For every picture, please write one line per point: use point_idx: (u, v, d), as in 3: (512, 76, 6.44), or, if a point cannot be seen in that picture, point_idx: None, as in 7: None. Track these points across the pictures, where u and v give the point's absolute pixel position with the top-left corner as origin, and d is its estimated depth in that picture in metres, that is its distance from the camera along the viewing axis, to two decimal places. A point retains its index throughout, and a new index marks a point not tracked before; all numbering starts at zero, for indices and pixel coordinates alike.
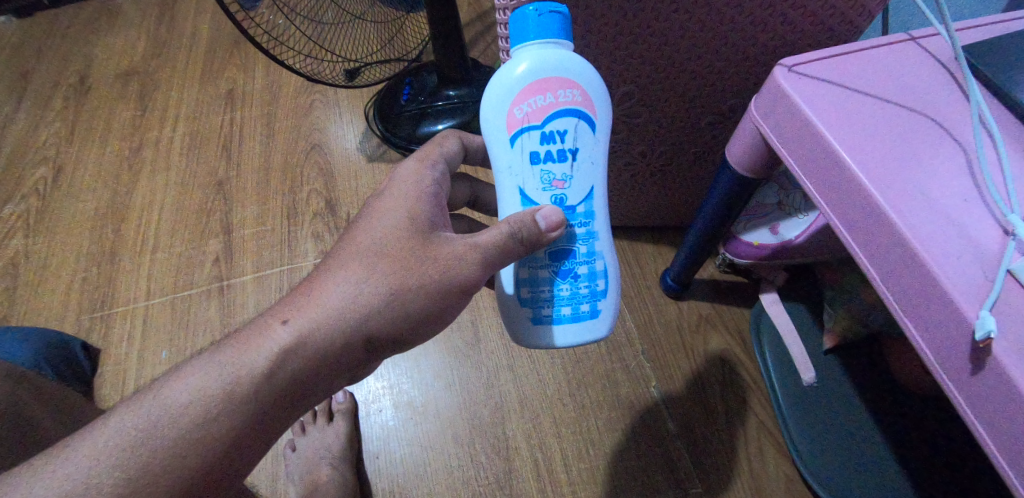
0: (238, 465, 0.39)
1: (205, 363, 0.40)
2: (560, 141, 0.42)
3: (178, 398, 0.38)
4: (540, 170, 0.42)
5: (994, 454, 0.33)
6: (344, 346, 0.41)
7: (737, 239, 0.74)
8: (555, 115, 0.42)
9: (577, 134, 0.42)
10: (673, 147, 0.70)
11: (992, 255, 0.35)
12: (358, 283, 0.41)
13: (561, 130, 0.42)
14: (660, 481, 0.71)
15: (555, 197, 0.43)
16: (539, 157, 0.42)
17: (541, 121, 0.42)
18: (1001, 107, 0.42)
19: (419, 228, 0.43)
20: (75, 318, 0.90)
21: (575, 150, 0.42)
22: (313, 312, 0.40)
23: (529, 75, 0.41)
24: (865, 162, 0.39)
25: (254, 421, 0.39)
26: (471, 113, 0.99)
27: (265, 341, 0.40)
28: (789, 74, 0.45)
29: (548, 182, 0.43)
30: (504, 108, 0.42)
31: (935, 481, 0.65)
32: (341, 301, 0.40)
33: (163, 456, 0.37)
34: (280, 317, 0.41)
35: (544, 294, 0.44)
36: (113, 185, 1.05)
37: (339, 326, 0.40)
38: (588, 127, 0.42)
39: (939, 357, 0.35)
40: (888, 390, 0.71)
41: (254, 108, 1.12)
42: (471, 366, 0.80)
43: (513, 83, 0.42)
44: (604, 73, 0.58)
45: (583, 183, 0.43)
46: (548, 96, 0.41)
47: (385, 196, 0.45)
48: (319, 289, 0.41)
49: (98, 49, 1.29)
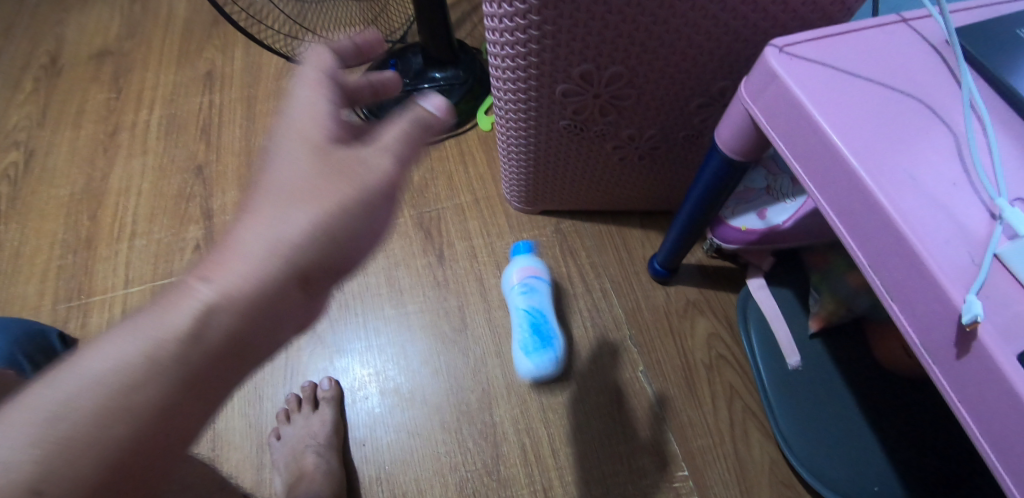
0: (172, 452, 0.31)
1: (95, 346, 0.30)
2: (527, 288, 0.78)
3: (69, 386, 0.29)
4: (519, 306, 0.78)
5: (976, 437, 0.33)
6: (292, 289, 0.34)
7: (725, 224, 0.73)
8: (529, 270, 0.80)
9: (535, 283, 0.79)
10: (661, 130, 0.69)
11: (980, 239, 0.35)
12: (278, 217, 0.33)
13: (531, 279, 0.79)
14: (647, 464, 0.71)
15: (527, 314, 0.77)
16: (521, 288, 0.79)
17: (523, 272, 0.80)
18: (989, 90, 0.42)
19: (319, 145, 0.35)
20: (51, 307, 0.87)
21: (534, 291, 0.78)
22: (232, 265, 0.33)
23: (514, 266, 0.80)
24: (856, 145, 0.39)
25: (177, 398, 0.31)
26: (457, 96, 0.98)
27: (181, 314, 0.31)
28: (781, 55, 0.43)
29: (522, 307, 0.77)
30: (507, 281, 0.81)
31: (913, 461, 0.66)
32: (263, 244, 0.33)
33: (65, 451, 0.28)
34: (198, 276, 0.33)
35: (522, 348, 0.75)
36: (88, 170, 1.02)
37: (268, 264, 0.33)
38: (541, 279, 0.80)
39: (925, 340, 0.35)
40: (870, 373, 0.72)
41: (234, 90, 1.09)
42: (459, 352, 0.80)
43: (508, 272, 0.81)
44: (592, 53, 0.57)
45: (542, 303, 0.78)
46: (521, 270, 0.79)
47: (279, 126, 0.36)
48: (234, 239, 0.34)
49: (69, 28, 1.24)
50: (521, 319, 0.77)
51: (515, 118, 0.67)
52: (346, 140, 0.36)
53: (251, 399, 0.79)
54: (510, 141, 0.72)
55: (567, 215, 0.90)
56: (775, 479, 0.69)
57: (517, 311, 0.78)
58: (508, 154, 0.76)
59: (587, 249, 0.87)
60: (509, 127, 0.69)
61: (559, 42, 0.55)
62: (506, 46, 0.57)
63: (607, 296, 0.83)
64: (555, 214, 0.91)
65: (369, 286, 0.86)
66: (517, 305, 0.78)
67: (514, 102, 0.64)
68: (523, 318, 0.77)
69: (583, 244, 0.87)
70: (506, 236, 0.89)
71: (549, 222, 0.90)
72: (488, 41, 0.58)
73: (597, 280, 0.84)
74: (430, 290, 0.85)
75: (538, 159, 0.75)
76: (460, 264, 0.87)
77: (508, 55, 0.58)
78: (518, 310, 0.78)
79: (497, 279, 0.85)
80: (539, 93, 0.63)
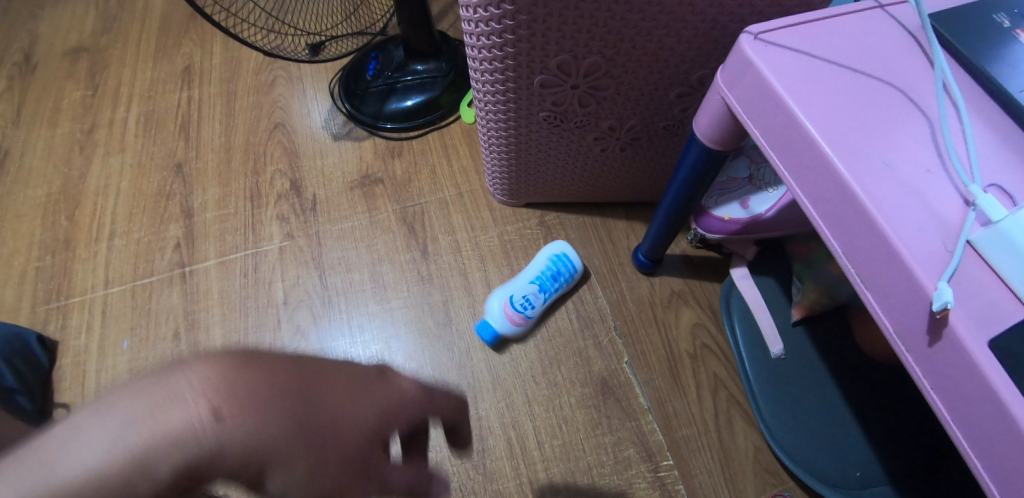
0: None
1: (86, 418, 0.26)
2: (518, 302, 0.78)
3: (81, 464, 0.25)
4: (527, 299, 0.78)
5: (948, 423, 0.33)
6: (255, 469, 0.28)
7: (709, 214, 0.73)
8: (503, 314, 0.77)
9: (505, 296, 0.78)
10: (643, 120, 0.68)
11: (953, 225, 0.35)
12: (288, 415, 0.29)
13: (516, 306, 0.77)
14: (632, 455, 0.71)
15: (531, 289, 0.78)
16: (527, 309, 0.78)
17: (510, 316, 0.77)
18: (964, 75, 0.42)
19: (360, 462, 0.30)
20: (29, 310, 0.86)
21: (513, 297, 0.78)
22: (247, 418, 0.28)
23: (505, 320, 0.77)
24: (830, 133, 0.38)
25: None
26: (439, 88, 0.97)
27: (187, 429, 0.26)
28: (756, 42, 0.43)
29: (528, 296, 0.78)
30: (524, 322, 0.78)
31: (894, 446, 0.67)
32: (271, 411, 0.28)
33: None
34: (208, 407, 0.27)
35: (564, 285, 0.80)
36: (64, 169, 1.00)
37: (258, 444, 0.28)
38: (497, 294, 0.79)
39: (898, 328, 0.35)
40: (852, 360, 0.72)
41: (213, 86, 1.07)
42: (444, 347, 0.79)
43: (514, 322, 0.78)
44: (569, 43, 0.56)
45: (517, 284, 0.79)
46: (499, 315, 0.78)
47: (339, 397, 0.31)
48: (251, 391, 0.28)
49: (42, 24, 1.21)
50: (547, 297, 0.79)
51: (494, 110, 0.66)
52: (388, 465, 0.31)
53: None
54: (490, 134, 0.72)
55: (551, 207, 0.90)
56: (759, 466, 0.70)
57: (544, 301, 0.79)
58: (489, 146, 0.75)
59: (571, 241, 0.87)
60: (488, 119, 0.69)
61: (535, 33, 0.54)
62: (482, 37, 0.56)
63: (592, 288, 0.83)
64: (539, 206, 0.90)
65: (352, 283, 0.85)
66: (541, 303, 0.78)
67: (492, 94, 0.64)
68: (546, 296, 0.79)
69: (567, 236, 0.87)
70: (490, 230, 0.88)
71: (533, 215, 0.89)
72: (464, 31, 0.57)
73: (582, 272, 0.84)
74: (414, 285, 0.84)
75: (519, 151, 0.74)
76: (444, 258, 0.86)
77: (484, 45, 0.57)
78: (542, 299, 0.79)
79: (482, 273, 0.84)
80: (517, 85, 0.62)
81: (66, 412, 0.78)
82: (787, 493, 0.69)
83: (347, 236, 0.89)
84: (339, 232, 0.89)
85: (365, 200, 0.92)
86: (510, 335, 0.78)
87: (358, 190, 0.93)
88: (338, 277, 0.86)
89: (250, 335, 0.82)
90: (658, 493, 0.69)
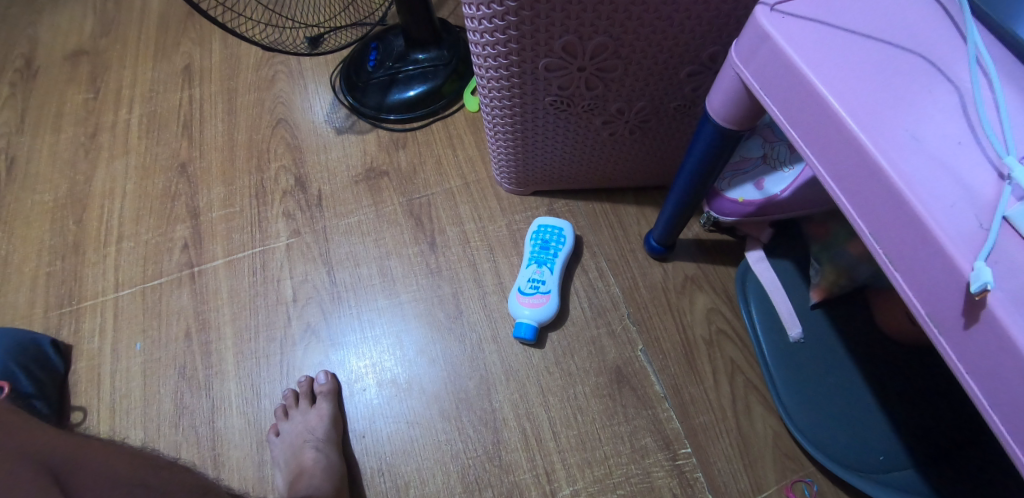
0: None
1: None
2: (540, 285, 0.77)
3: None
4: (544, 278, 0.78)
5: (985, 409, 0.31)
6: None
7: (721, 196, 0.71)
8: (522, 305, 0.76)
9: (529, 286, 0.77)
10: (653, 100, 0.66)
11: (987, 201, 0.33)
12: None
13: (526, 292, 0.77)
14: (649, 443, 0.70)
15: (541, 270, 0.78)
16: (542, 288, 0.77)
17: (530, 303, 0.76)
18: (997, 43, 0.39)
19: None
20: (42, 316, 0.86)
21: (532, 285, 0.77)
22: None
23: (538, 310, 0.75)
24: (853, 108, 0.36)
25: None
26: (442, 77, 0.95)
27: None
28: (772, 14, 0.41)
29: (542, 278, 0.77)
30: (551, 299, 0.76)
31: (920, 431, 0.65)
32: None
33: None
34: None
35: (563, 249, 0.80)
36: (70, 173, 0.99)
37: None
38: (521, 292, 0.77)
39: (931, 311, 0.33)
40: (872, 343, 0.71)
41: (214, 83, 1.06)
42: (455, 339, 0.79)
43: (543, 305, 0.76)
44: (574, 23, 0.54)
45: (532, 275, 0.78)
46: (530, 305, 0.76)
47: None
48: None
49: (41, 29, 1.20)
50: (554, 268, 0.78)
51: (498, 96, 0.65)
52: None
53: (247, 396, 0.78)
54: (495, 121, 0.70)
55: (560, 195, 0.88)
56: (779, 453, 0.69)
57: (554, 273, 0.78)
58: (494, 134, 0.73)
59: (581, 228, 0.85)
60: (493, 106, 0.67)
61: (538, 14, 0.52)
62: (484, 21, 0.54)
63: (603, 275, 0.81)
64: (547, 194, 0.88)
65: (360, 277, 0.84)
66: (551, 276, 0.78)
67: (497, 80, 0.62)
68: (551, 268, 0.78)
69: (577, 224, 0.85)
70: (498, 219, 0.87)
71: (542, 204, 0.88)
72: (466, 16, 0.55)
73: (592, 259, 0.82)
74: (423, 278, 0.83)
75: (526, 138, 0.73)
76: (453, 250, 0.85)
77: (486, 30, 0.55)
78: (550, 272, 0.78)
79: (491, 264, 0.83)
80: (521, 69, 0.60)
81: (84, 414, 0.78)
82: (808, 478, 0.67)
83: (355, 230, 0.88)
84: (345, 227, 0.88)
85: (370, 193, 0.91)
86: (546, 319, 0.76)
87: (363, 184, 0.92)
88: (346, 272, 0.85)
89: (261, 333, 0.82)
90: (676, 480, 0.68)
